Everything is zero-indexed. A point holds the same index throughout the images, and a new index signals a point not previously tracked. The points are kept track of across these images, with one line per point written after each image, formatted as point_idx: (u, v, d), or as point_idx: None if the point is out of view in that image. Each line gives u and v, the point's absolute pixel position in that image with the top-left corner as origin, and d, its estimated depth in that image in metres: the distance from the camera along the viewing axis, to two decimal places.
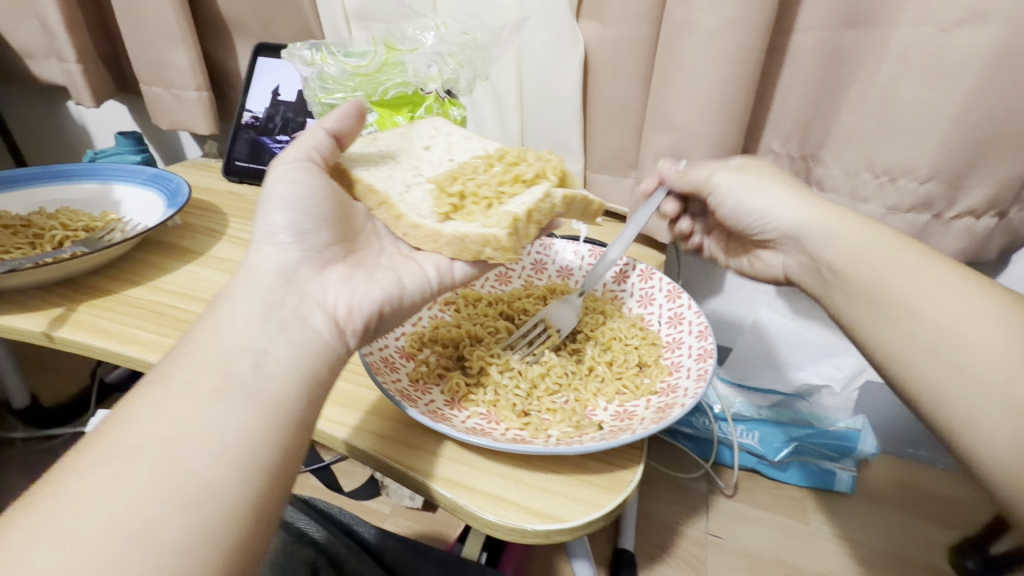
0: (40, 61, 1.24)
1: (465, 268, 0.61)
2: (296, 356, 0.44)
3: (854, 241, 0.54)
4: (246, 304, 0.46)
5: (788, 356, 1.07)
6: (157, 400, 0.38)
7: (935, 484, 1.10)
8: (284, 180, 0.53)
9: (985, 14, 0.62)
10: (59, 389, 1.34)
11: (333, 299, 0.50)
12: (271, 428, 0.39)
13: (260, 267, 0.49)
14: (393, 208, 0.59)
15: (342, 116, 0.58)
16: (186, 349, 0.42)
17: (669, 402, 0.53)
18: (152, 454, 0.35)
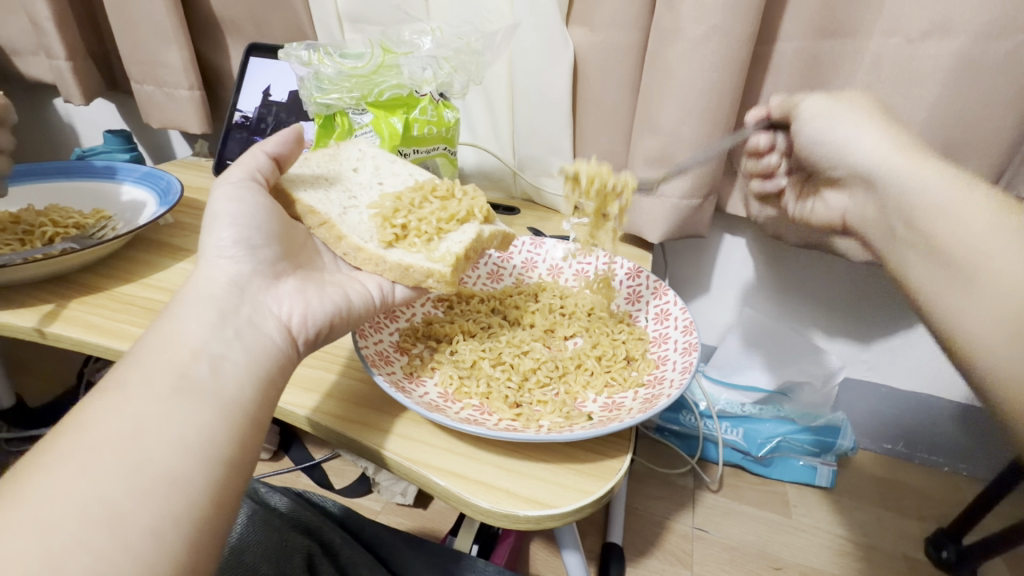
0: (29, 58, 1.23)
1: (406, 292, 0.63)
2: (251, 360, 0.45)
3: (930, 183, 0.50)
4: (200, 312, 0.47)
5: (773, 355, 1.11)
6: (115, 400, 0.39)
7: (912, 478, 1.13)
8: (232, 199, 0.54)
9: (949, 27, 0.65)
10: (44, 390, 1.32)
11: (286, 310, 0.52)
12: (229, 424, 0.41)
13: (210, 278, 0.50)
14: (335, 229, 0.60)
15: (284, 140, 0.60)
16: (138, 354, 0.43)
17: (656, 393, 0.55)
18: (117, 448, 0.36)
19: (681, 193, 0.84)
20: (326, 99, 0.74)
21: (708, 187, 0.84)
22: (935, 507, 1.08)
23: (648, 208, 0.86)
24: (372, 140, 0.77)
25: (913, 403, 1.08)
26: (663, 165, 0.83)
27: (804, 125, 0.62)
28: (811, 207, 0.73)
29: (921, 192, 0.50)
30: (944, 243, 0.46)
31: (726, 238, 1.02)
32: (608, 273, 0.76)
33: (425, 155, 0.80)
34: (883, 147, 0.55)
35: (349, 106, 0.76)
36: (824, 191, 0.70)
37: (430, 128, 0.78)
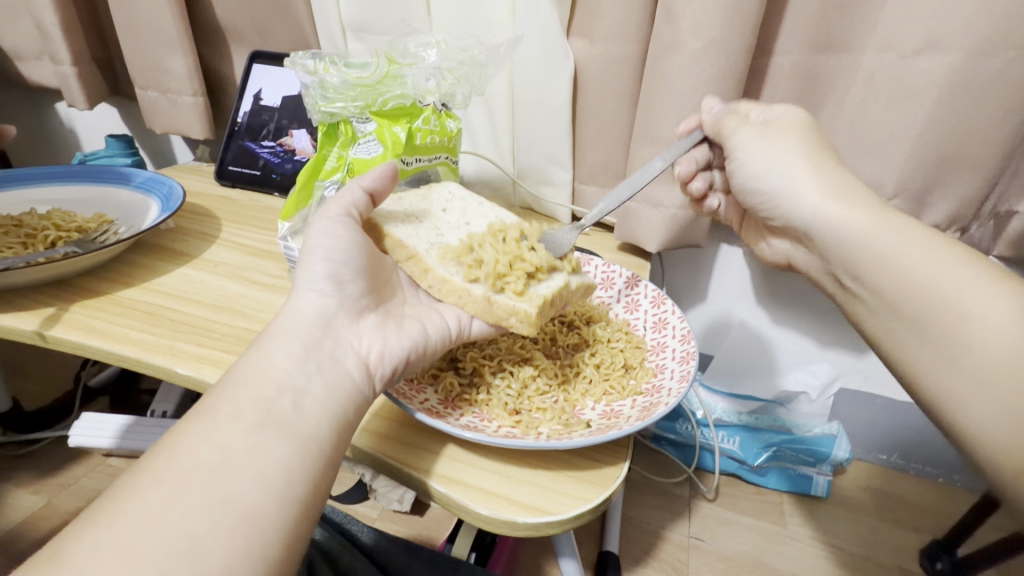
0: (33, 62, 1.24)
1: (485, 326, 0.62)
2: (330, 396, 0.47)
3: (865, 224, 0.55)
4: (289, 342, 0.49)
5: (770, 365, 1.12)
6: (207, 429, 0.42)
7: (906, 489, 1.14)
8: (325, 234, 0.55)
9: (941, 44, 0.67)
10: (39, 393, 1.32)
11: (366, 345, 0.53)
12: (306, 461, 0.42)
13: (300, 310, 0.52)
14: (421, 262, 0.63)
15: (379, 176, 0.62)
16: (229, 384, 0.46)
17: (654, 402, 0.56)
18: (205, 478, 0.39)
19: (679, 203, 0.85)
20: (331, 107, 0.74)
21: (706, 198, 0.85)
22: (929, 518, 1.09)
23: (647, 217, 0.88)
24: (375, 148, 0.76)
25: (907, 413, 1.09)
26: (662, 175, 0.84)
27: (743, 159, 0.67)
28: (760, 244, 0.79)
29: (879, 244, 0.53)
30: (896, 288, 0.52)
31: (723, 248, 1.03)
32: (607, 282, 0.78)
33: (427, 163, 0.81)
34: (818, 200, 0.60)
35: (354, 115, 0.75)
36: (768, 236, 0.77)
37: (433, 138, 0.79)
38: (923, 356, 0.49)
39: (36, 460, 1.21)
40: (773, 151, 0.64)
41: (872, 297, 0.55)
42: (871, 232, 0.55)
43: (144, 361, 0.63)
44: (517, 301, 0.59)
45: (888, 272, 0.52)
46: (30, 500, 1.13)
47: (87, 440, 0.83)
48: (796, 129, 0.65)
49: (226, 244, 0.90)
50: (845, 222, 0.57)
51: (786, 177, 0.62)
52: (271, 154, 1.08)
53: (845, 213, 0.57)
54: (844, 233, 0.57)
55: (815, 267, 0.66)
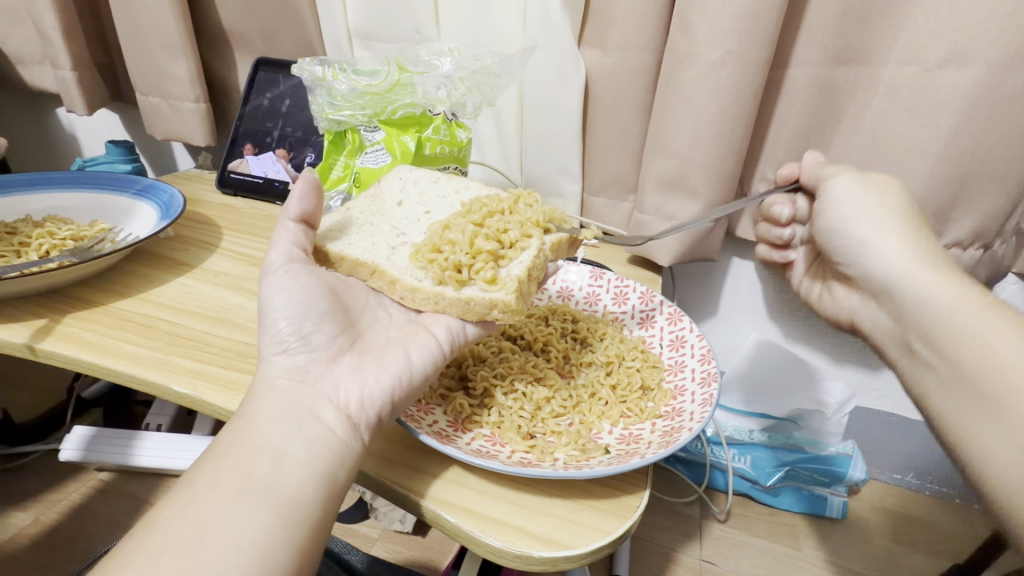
0: (35, 67, 1.23)
1: (477, 328, 0.59)
2: (312, 455, 0.44)
3: (944, 298, 0.53)
4: (266, 407, 0.47)
5: (791, 385, 1.07)
6: (183, 500, 0.41)
7: (923, 511, 1.10)
8: (278, 291, 0.52)
9: (966, 57, 0.65)
10: (33, 404, 1.29)
11: (343, 394, 0.49)
12: (286, 527, 0.40)
13: (266, 378, 0.50)
14: (385, 275, 0.60)
15: (301, 196, 0.57)
16: (212, 450, 0.44)
17: (675, 427, 0.53)
18: (176, 555, 0.37)
19: (693, 216, 0.82)
20: (338, 115, 0.74)
21: (719, 212, 0.83)
22: (948, 542, 1.05)
23: (659, 231, 0.85)
24: (383, 158, 0.75)
25: (923, 432, 1.06)
26: (676, 188, 0.82)
27: (830, 207, 0.64)
28: (817, 292, 0.79)
29: (946, 317, 0.52)
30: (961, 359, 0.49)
31: (734, 261, 1.01)
32: (620, 297, 0.75)
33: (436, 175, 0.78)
34: (908, 260, 0.57)
35: (362, 123, 0.75)
36: (832, 286, 0.75)
37: (442, 148, 0.76)
38: (968, 417, 0.47)
39: (27, 473, 1.17)
40: (853, 212, 0.62)
41: (929, 351, 0.53)
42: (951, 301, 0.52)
43: (138, 377, 0.60)
44: (493, 289, 0.56)
45: (963, 342, 0.49)
46: (19, 517, 1.09)
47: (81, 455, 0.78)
48: (898, 196, 0.61)
49: (226, 253, 0.88)
50: (933, 293, 0.54)
51: (877, 237, 0.60)
52: (270, 162, 1.06)
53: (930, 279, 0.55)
54: (926, 302, 0.54)
55: (885, 332, 0.62)
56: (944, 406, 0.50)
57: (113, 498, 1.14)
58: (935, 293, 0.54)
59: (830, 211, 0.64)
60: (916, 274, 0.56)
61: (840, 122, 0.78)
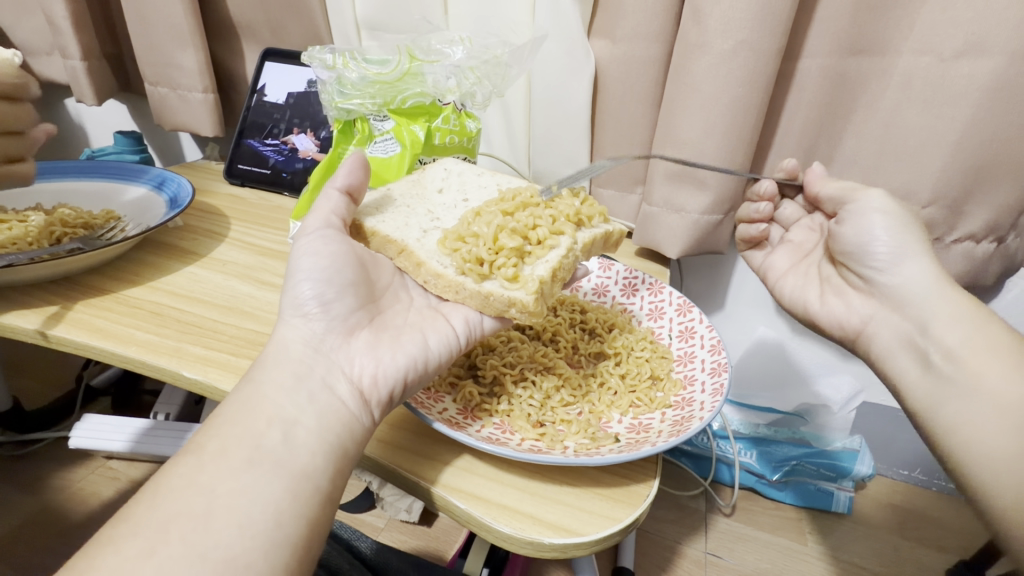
0: (44, 58, 1.23)
1: (495, 321, 0.59)
2: (323, 427, 0.45)
3: (956, 310, 0.61)
4: (278, 372, 0.47)
5: (797, 377, 1.09)
6: (191, 470, 0.41)
7: (931, 508, 1.10)
8: (309, 252, 0.52)
9: (982, 47, 0.64)
10: (41, 393, 1.30)
11: (358, 369, 0.50)
12: (296, 500, 0.41)
13: (286, 341, 0.50)
14: (413, 257, 0.60)
15: (350, 170, 0.59)
16: (221, 417, 0.44)
17: (686, 416, 0.53)
18: (186, 528, 0.37)
19: (701, 209, 0.82)
20: (348, 104, 0.72)
21: (729, 204, 0.82)
22: (954, 539, 1.04)
23: (667, 223, 0.85)
24: (392, 147, 0.76)
25: None
26: (685, 180, 0.81)
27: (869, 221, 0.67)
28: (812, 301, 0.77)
29: (964, 335, 0.59)
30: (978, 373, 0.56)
31: (742, 255, 1.01)
32: (628, 289, 0.75)
33: None
34: (935, 285, 0.63)
35: (371, 112, 0.74)
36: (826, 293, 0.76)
37: (452, 138, 0.77)
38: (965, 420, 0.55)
39: (37, 461, 1.18)
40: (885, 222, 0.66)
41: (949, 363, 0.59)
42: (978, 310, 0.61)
43: (149, 363, 0.61)
44: (512, 289, 0.56)
45: (982, 355, 0.57)
46: (29, 503, 1.10)
47: (89, 442, 0.79)
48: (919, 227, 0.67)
49: (234, 243, 0.88)
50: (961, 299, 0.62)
51: (910, 253, 0.65)
52: (275, 152, 1.06)
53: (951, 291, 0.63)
54: (947, 316, 0.61)
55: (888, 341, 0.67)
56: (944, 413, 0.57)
57: (122, 486, 1.15)
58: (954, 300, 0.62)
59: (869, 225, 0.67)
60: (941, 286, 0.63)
61: (852, 113, 0.77)
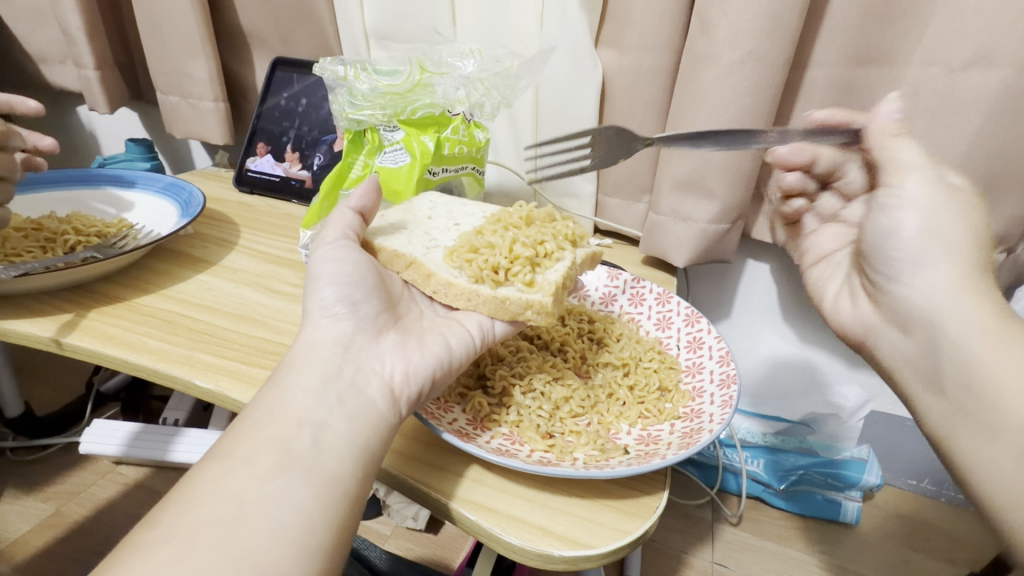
0: (58, 67, 1.25)
1: (507, 326, 0.60)
2: (353, 430, 0.45)
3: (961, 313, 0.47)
4: (307, 375, 0.48)
5: (802, 386, 1.08)
6: (220, 475, 0.41)
7: (941, 519, 1.09)
8: (331, 259, 0.54)
9: (992, 58, 0.64)
10: (52, 399, 1.31)
11: (389, 367, 0.51)
12: (326, 507, 0.41)
13: (316, 340, 0.51)
14: (422, 269, 0.62)
15: (363, 194, 0.61)
16: (249, 422, 0.45)
17: (695, 428, 0.53)
18: (218, 532, 0.37)
19: (709, 218, 0.82)
20: (358, 114, 0.73)
21: (736, 213, 0.82)
22: (965, 551, 1.03)
23: (675, 232, 0.85)
24: (402, 157, 0.76)
25: None
26: (692, 189, 0.81)
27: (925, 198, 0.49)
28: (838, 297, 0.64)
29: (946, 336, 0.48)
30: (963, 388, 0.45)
31: (749, 264, 1.00)
32: (637, 298, 0.75)
33: (453, 174, 0.80)
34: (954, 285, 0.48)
35: (381, 123, 0.75)
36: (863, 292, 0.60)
37: (461, 148, 0.77)
38: (972, 436, 0.44)
39: (47, 466, 1.19)
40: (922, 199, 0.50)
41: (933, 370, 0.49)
42: (925, 303, 0.49)
43: (161, 371, 0.61)
44: (529, 294, 0.58)
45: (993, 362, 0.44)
46: (39, 508, 1.11)
47: (94, 447, 0.83)
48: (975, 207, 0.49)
49: (245, 251, 0.89)
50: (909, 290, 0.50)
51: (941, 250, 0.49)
52: (283, 160, 1.06)
53: (944, 279, 0.48)
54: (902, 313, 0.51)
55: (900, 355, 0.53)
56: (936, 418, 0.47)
57: (130, 491, 1.16)
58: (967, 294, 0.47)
59: (880, 211, 0.52)
60: (970, 278, 0.48)
61: None
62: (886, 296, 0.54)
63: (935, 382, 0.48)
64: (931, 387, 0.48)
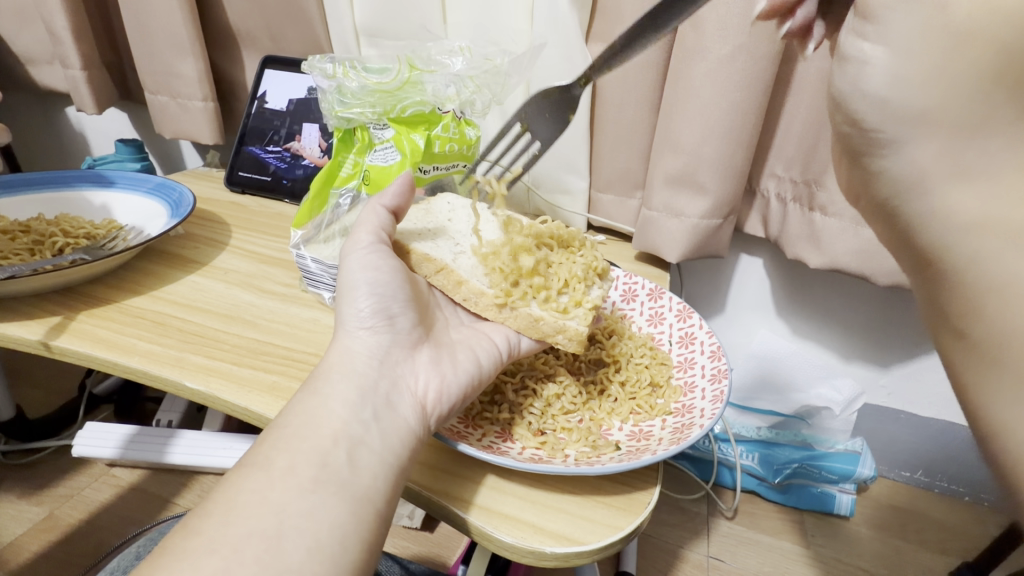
0: (44, 68, 1.24)
1: (533, 344, 0.60)
2: (386, 447, 0.45)
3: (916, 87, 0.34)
4: (345, 388, 0.47)
5: (791, 379, 1.08)
6: (261, 486, 0.40)
7: (932, 509, 1.09)
8: (368, 267, 0.54)
9: None
10: (45, 402, 1.31)
11: (423, 385, 0.51)
12: (360, 523, 0.40)
13: (352, 351, 0.51)
14: (452, 275, 0.62)
15: (398, 192, 0.62)
16: (286, 432, 0.44)
17: (685, 423, 0.53)
18: (247, 544, 0.36)
19: (701, 212, 0.82)
20: (348, 112, 0.73)
21: (728, 208, 0.82)
22: (957, 540, 1.04)
23: (668, 227, 0.85)
24: (392, 156, 0.74)
25: (931, 429, 1.06)
26: (684, 184, 0.81)
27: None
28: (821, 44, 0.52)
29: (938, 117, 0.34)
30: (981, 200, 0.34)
31: (743, 258, 1.01)
32: (628, 295, 0.75)
33: (444, 172, 0.79)
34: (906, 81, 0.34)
35: (371, 121, 0.74)
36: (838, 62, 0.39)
37: (451, 146, 0.77)
38: (993, 248, 0.33)
39: (40, 470, 1.19)
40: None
41: (948, 182, 0.35)
42: (931, 109, 0.34)
43: (152, 373, 0.61)
44: (564, 319, 0.58)
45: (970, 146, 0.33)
46: (32, 511, 1.11)
47: (89, 450, 0.82)
48: None
49: (236, 251, 0.88)
50: (906, 94, 0.35)
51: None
52: (275, 159, 1.06)
53: (952, 73, 0.33)
54: (882, 94, 0.36)
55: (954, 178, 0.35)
56: (941, 234, 0.35)
57: (124, 493, 1.16)
58: (981, 80, 0.32)
59: None
60: (971, 53, 0.32)
61: None
62: (850, 98, 0.38)
63: (942, 193, 0.35)
64: (936, 205, 0.36)
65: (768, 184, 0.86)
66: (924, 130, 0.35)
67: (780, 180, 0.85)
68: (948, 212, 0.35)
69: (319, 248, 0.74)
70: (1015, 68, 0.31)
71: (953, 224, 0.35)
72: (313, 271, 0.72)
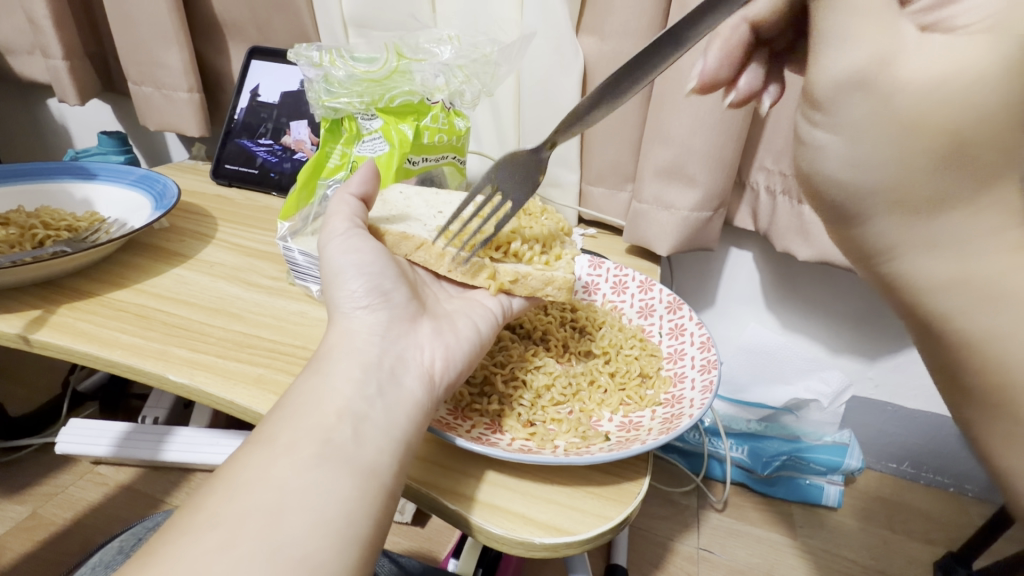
0: (25, 59, 1.22)
1: (522, 302, 0.64)
2: (392, 423, 0.44)
3: (870, 151, 0.32)
4: (347, 365, 0.46)
5: (777, 371, 1.10)
6: (266, 461, 0.39)
7: (917, 499, 1.11)
8: (350, 249, 0.54)
9: None
10: (28, 399, 1.29)
11: (428, 355, 0.51)
12: (365, 498, 0.39)
13: (353, 330, 0.50)
14: (433, 249, 0.61)
15: (363, 179, 0.62)
16: (288, 411, 0.43)
17: (675, 413, 0.53)
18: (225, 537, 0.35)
19: (691, 205, 0.82)
20: (335, 102, 0.72)
21: (719, 201, 0.82)
22: (941, 530, 1.05)
23: (658, 220, 0.85)
24: (381, 146, 0.74)
25: (918, 421, 1.07)
26: (674, 176, 0.81)
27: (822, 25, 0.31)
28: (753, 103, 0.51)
29: (879, 175, 0.32)
30: (948, 270, 0.32)
31: (733, 252, 1.01)
32: (619, 287, 0.75)
33: (434, 163, 0.79)
34: (860, 157, 0.32)
35: (359, 111, 0.73)
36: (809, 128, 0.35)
37: (441, 136, 0.76)
38: (967, 308, 0.32)
39: (21, 469, 1.17)
40: (870, 28, 0.30)
41: (914, 253, 0.33)
42: (883, 187, 0.32)
43: (134, 368, 0.60)
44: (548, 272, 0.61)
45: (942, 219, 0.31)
46: (15, 510, 1.09)
47: (74, 447, 0.80)
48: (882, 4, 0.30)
49: (222, 244, 0.87)
50: (859, 178, 0.33)
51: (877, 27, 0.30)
52: (265, 153, 1.05)
53: (909, 156, 0.31)
54: (835, 170, 0.34)
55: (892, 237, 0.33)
56: (923, 301, 0.34)
57: (110, 491, 1.14)
58: (933, 158, 0.30)
59: (821, 65, 0.32)
60: (915, 138, 0.30)
61: None
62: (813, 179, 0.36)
63: (913, 260, 0.33)
64: (911, 274, 0.33)
65: (758, 177, 0.86)
66: (885, 207, 0.33)
67: (770, 173, 0.85)
68: (915, 281, 0.33)
69: (308, 241, 0.72)
70: (970, 146, 0.29)
71: (919, 290, 0.33)
72: (300, 264, 0.71)
